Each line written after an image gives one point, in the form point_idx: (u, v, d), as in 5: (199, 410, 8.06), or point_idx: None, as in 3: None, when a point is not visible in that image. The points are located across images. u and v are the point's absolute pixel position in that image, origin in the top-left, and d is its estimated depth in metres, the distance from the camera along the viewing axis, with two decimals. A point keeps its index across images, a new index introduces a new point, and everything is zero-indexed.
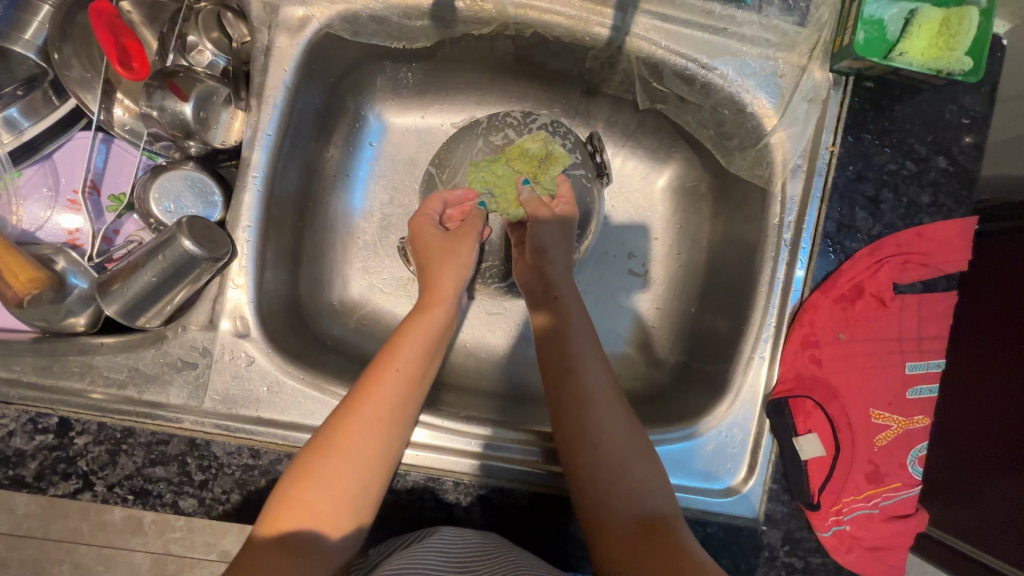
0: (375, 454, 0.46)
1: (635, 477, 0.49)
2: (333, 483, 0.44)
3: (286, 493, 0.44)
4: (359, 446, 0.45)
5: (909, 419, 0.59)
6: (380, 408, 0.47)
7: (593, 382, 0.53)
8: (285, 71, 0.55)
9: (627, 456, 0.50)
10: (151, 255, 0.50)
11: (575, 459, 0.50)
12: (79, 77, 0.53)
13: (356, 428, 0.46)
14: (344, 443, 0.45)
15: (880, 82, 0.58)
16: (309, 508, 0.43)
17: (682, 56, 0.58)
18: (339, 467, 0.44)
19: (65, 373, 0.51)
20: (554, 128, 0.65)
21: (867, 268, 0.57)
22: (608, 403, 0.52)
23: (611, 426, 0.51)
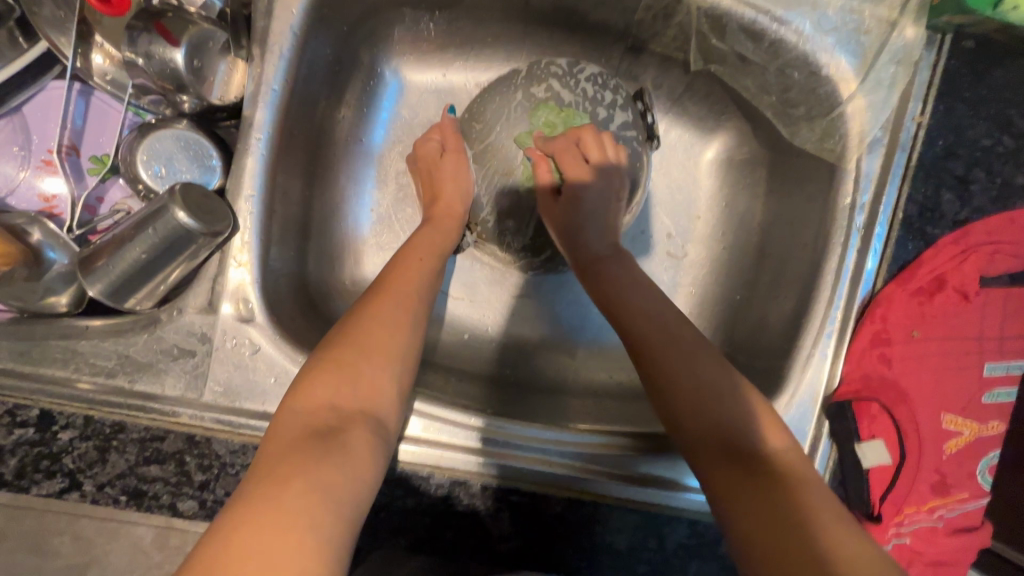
0: (404, 335, 0.42)
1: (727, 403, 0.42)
2: (364, 362, 0.39)
3: (306, 381, 0.38)
4: (387, 327, 0.42)
5: (984, 425, 0.53)
6: (401, 296, 0.45)
7: (641, 317, 0.47)
8: (292, 14, 0.47)
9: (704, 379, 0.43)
10: (140, 227, 0.43)
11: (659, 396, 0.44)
12: (50, 16, 0.45)
13: (382, 312, 0.43)
14: (371, 326, 0.42)
15: (981, 41, 0.50)
16: (328, 396, 0.37)
17: (752, 6, 0.50)
18: (369, 347, 0.40)
19: (47, 360, 0.45)
20: (602, 79, 0.57)
21: (952, 258, 0.51)
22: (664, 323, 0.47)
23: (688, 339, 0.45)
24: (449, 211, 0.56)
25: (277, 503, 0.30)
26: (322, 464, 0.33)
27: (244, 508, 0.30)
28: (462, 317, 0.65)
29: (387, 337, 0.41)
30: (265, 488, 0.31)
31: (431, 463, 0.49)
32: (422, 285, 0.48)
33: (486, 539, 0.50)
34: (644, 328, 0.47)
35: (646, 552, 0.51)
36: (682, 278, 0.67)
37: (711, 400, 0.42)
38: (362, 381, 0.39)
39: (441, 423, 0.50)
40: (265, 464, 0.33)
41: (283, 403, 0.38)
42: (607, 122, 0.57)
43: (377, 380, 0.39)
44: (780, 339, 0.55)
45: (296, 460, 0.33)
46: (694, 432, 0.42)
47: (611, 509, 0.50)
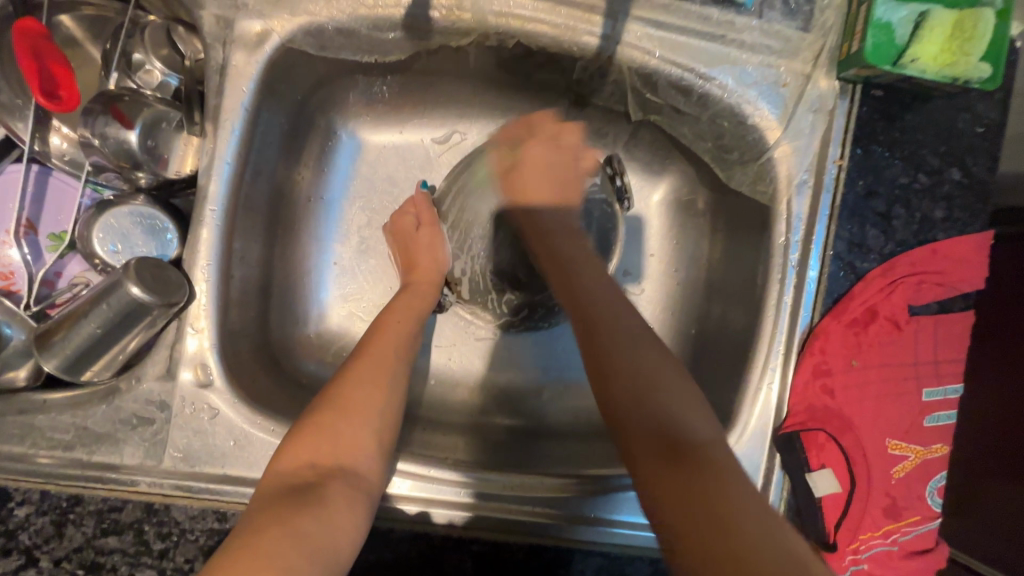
0: (382, 397, 0.45)
1: (647, 397, 0.42)
2: (345, 425, 0.43)
3: (293, 442, 0.41)
4: (364, 388, 0.45)
5: (928, 448, 0.55)
6: (382, 362, 0.47)
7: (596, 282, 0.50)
8: (243, 91, 0.50)
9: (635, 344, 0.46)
10: (95, 302, 0.44)
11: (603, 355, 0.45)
12: (7, 103, 0.47)
13: (363, 375, 0.46)
14: (349, 389, 0.45)
15: (890, 90, 0.54)
16: (306, 455, 0.41)
17: (678, 66, 0.53)
18: (348, 408, 0.43)
19: (4, 436, 0.46)
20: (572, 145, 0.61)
21: (881, 290, 0.54)
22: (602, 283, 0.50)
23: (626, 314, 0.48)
24: (427, 277, 0.58)
25: (256, 561, 0.33)
26: (300, 525, 0.36)
27: (226, 557, 0.33)
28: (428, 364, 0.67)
29: (366, 392, 0.45)
30: (246, 544, 0.34)
31: (392, 516, 0.50)
32: (404, 342, 0.51)
33: None
34: (595, 310, 0.47)
35: None
36: (641, 314, 0.69)
37: (643, 382, 0.43)
38: (338, 438, 0.42)
39: (405, 476, 0.50)
40: (247, 522, 0.36)
41: (271, 462, 0.41)
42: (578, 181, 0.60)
43: (358, 440, 0.43)
44: (729, 373, 0.58)
45: (277, 518, 0.36)
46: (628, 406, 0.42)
47: (574, 552, 0.51)
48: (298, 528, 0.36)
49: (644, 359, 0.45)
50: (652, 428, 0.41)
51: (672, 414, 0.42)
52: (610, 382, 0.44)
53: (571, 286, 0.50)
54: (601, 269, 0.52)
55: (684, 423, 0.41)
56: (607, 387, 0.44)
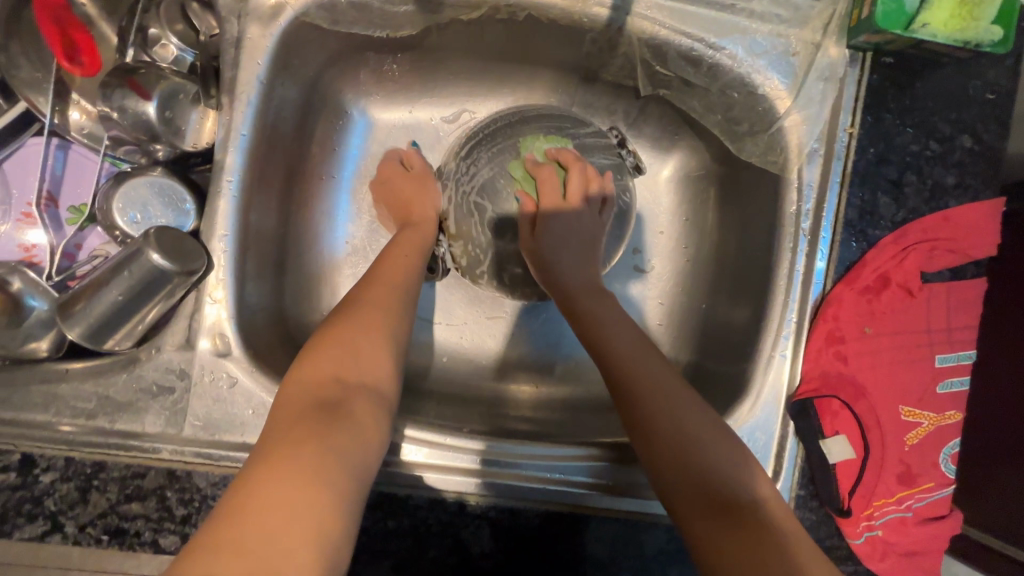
0: (389, 326, 0.47)
1: (694, 471, 0.43)
2: (357, 350, 0.43)
3: (309, 358, 0.42)
4: (377, 314, 0.47)
5: (941, 414, 0.55)
6: (386, 300, 0.49)
7: (628, 336, 0.51)
8: (258, 64, 0.50)
9: (670, 388, 0.47)
10: (116, 270, 0.45)
11: (634, 405, 0.46)
12: (29, 78, 0.47)
13: (363, 311, 0.47)
14: (364, 314, 0.47)
15: (900, 57, 0.54)
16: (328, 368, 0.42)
17: (688, 36, 0.54)
18: (365, 327, 0.45)
19: (27, 405, 0.46)
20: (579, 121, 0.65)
21: (893, 256, 0.54)
22: (620, 323, 0.53)
23: (655, 371, 0.48)
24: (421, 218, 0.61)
25: (297, 464, 0.34)
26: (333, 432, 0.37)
27: (259, 466, 0.34)
28: (441, 342, 0.68)
29: (378, 316, 0.47)
30: (280, 453, 0.35)
31: (407, 484, 0.50)
32: (406, 282, 0.52)
33: (467, 557, 0.50)
34: (636, 376, 0.48)
35: (627, 560, 0.52)
36: (649, 290, 0.70)
37: (693, 438, 0.44)
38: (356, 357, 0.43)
39: (426, 446, 0.50)
40: (274, 434, 0.37)
41: (283, 387, 0.41)
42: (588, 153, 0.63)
43: (379, 360, 0.44)
44: (739, 343, 0.58)
45: (307, 430, 0.36)
46: (659, 440, 0.44)
47: (590, 518, 0.52)
48: (331, 436, 0.37)
49: (684, 412, 0.45)
50: (699, 488, 0.42)
51: (718, 460, 0.43)
52: (671, 479, 0.43)
53: (620, 363, 0.49)
54: (630, 321, 0.54)
55: (740, 475, 0.42)
56: (647, 432, 0.45)
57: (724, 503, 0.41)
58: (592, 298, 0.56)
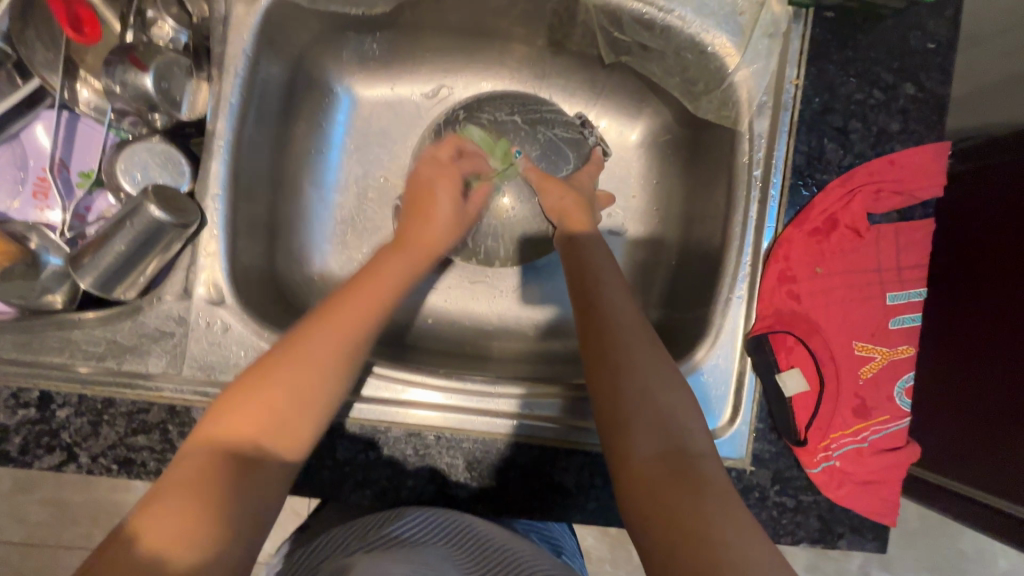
0: (336, 367, 0.43)
1: (646, 430, 0.43)
2: (292, 386, 0.41)
3: (268, 358, 0.42)
4: (359, 311, 0.46)
5: (894, 349, 0.58)
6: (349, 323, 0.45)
7: (624, 303, 0.52)
8: (245, 40, 0.55)
9: (631, 345, 0.48)
10: (119, 224, 0.50)
11: (596, 364, 0.48)
12: (44, 60, 0.53)
13: (317, 340, 0.43)
14: (341, 308, 0.46)
15: (840, 12, 0.58)
16: (281, 366, 0.41)
17: (639, 0, 0.58)
18: (335, 324, 0.44)
19: (45, 348, 0.52)
20: (534, 106, 0.68)
21: (839, 199, 0.57)
22: (614, 284, 0.54)
23: (637, 350, 0.48)
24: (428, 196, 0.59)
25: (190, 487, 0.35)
26: (230, 475, 0.37)
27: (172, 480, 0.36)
28: (427, 305, 0.73)
29: (354, 313, 0.46)
30: (180, 477, 0.36)
31: (388, 418, 0.55)
32: (378, 301, 0.48)
33: (443, 486, 0.55)
34: (610, 337, 0.49)
35: (593, 490, 0.55)
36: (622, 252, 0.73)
37: (651, 393, 0.45)
38: (315, 361, 0.42)
39: (445, 390, 0.56)
40: (205, 437, 0.38)
41: (206, 417, 0.40)
42: (550, 126, 0.67)
43: (331, 360, 0.43)
44: (702, 289, 0.62)
45: (209, 473, 0.36)
46: (605, 399, 0.46)
47: (558, 451, 0.55)
48: (227, 479, 0.36)
49: (643, 366, 0.47)
50: (654, 456, 0.42)
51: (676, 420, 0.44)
52: (625, 437, 0.43)
53: (601, 331, 0.49)
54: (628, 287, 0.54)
55: (687, 437, 0.43)
56: (614, 388, 0.46)
57: (686, 471, 0.41)
58: (604, 266, 0.55)
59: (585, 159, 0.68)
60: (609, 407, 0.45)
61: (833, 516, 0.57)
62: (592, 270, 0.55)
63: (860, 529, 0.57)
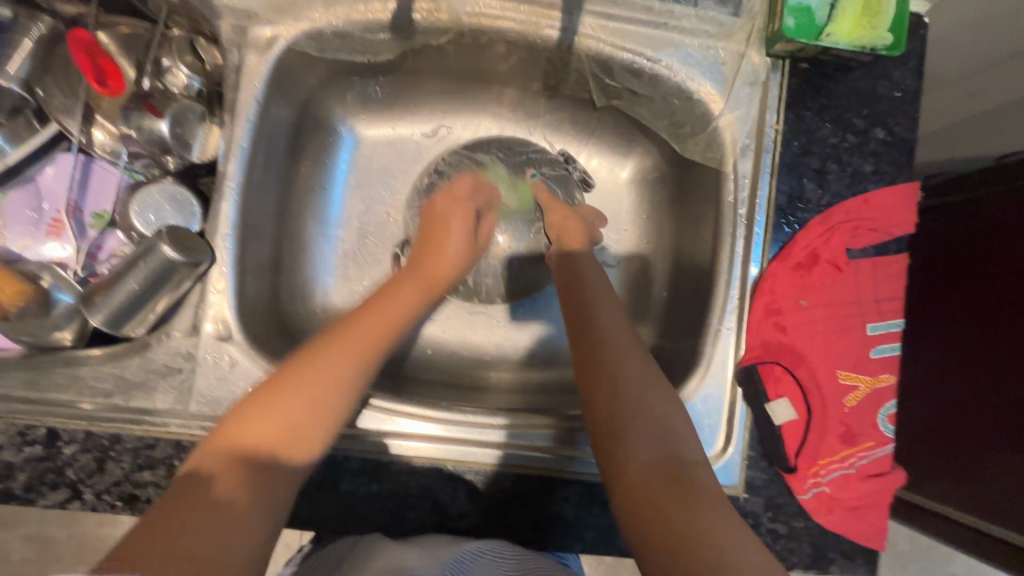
0: (350, 369, 0.47)
1: (645, 434, 0.45)
2: (313, 413, 0.43)
3: (285, 373, 0.45)
4: (374, 324, 0.51)
5: (876, 378, 0.61)
6: (365, 340, 0.49)
7: (614, 317, 0.55)
8: (256, 87, 0.58)
9: (622, 355, 0.51)
10: (132, 264, 0.51)
11: (592, 373, 0.50)
12: (61, 105, 0.55)
13: (350, 338, 0.48)
14: (354, 325, 0.50)
15: (814, 63, 0.62)
16: (306, 375, 0.45)
17: (628, 51, 0.62)
18: (348, 338, 0.48)
19: (52, 386, 0.53)
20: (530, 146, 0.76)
21: (820, 236, 0.61)
22: (606, 300, 0.56)
23: (626, 361, 0.50)
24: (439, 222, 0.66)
25: (223, 492, 0.38)
26: (258, 489, 0.39)
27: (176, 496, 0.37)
28: (425, 335, 0.74)
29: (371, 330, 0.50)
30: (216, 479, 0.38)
31: (392, 451, 0.56)
32: (386, 333, 0.51)
33: (446, 517, 0.56)
34: (601, 347, 0.52)
35: (592, 519, 0.57)
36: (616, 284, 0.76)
37: (639, 400, 0.47)
38: (343, 368, 0.46)
39: (441, 421, 0.58)
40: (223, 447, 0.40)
41: (219, 425, 0.42)
42: (538, 165, 0.75)
43: (348, 374, 0.46)
44: (693, 320, 0.65)
45: (238, 474, 0.39)
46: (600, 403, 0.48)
47: (557, 481, 0.57)
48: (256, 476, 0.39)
49: (631, 375, 0.49)
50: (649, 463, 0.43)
51: (667, 430, 0.46)
52: (625, 440, 0.45)
53: (597, 345, 0.52)
54: (618, 303, 0.57)
55: (678, 446, 0.45)
56: (600, 397, 0.48)
57: (680, 478, 0.42)
58: (599, 284, 0.58)
59: (571, 194, 0.76)
60: (606, 419, 0.47)
61: (825, 542, 0.59)
62: (587, 286, 0.58)
63: (851, 554, 0.59)
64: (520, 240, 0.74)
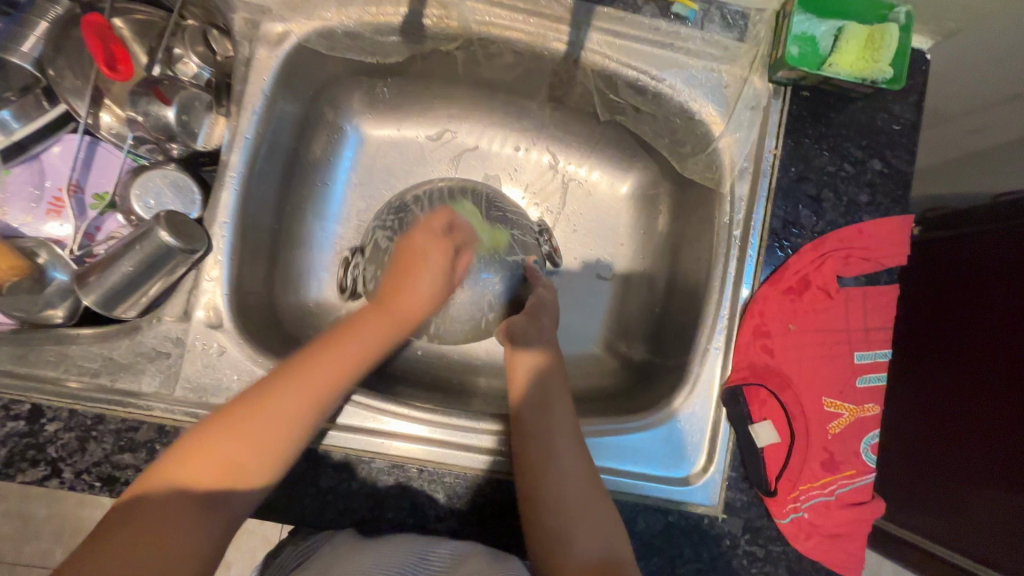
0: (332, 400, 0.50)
1: (587, 533, 0.51)
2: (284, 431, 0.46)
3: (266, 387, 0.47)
4: (362, 338, 0.53)
5: (861, 407, 0.61)
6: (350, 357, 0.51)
7: (563, 409, 0.57)
8: (264, 80, 0.59)
9: (567, 459, 0.54)
10: (129, 247, 0.52)
11: (541, 488, 0.53)
12: (72, 87, 0.56)
13: (335, 355, 0.50)
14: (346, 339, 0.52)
15: (816, 91, 0.63)
16: (284, 394, 0.47)
17: (634, 69, 0.62)
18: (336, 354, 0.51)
19: (41, 362, 0.53)
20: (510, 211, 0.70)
21: (812, 261, 0.61)
22: (557, 389, 0.58)
23: (564, 442, 0.55)
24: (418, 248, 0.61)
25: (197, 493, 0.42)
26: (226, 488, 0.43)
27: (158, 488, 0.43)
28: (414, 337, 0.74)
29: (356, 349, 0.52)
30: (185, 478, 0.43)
31: (373, 450, 0.56)
32: (372, 345, 0.54)
33: (422, 519, 0.55)
34: (543, 459, 0.53)
35: None
36: (609, 297, 0.77)
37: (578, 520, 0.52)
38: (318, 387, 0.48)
39: (430, 424, 0.58)
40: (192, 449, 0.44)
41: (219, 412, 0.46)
42: (510, 226, 0.67)
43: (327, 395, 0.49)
44: (682, 338, 0.65)
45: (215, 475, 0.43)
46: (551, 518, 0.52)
47: None
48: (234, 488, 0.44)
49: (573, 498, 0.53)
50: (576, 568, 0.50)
51: (598, 539, 0.51)
52: (568, 544, 0.51)
53: (541, 423, 0.55)
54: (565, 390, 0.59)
55: (603, 548, 0.51)
56: (546, 520, 0.52)
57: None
58: (547, 366, 0.60)
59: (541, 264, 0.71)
60: (553, 534, 0.51)
61: (801, 568, 0.58)
62: (542, 370, 0.60)
63: None
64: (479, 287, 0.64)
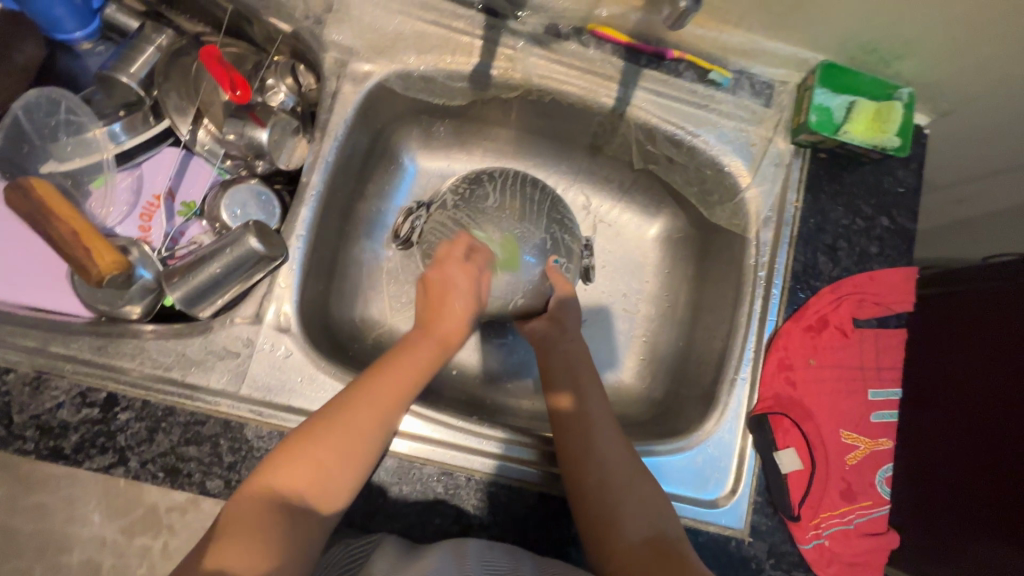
0: (372, 440, 0.51)
1: (634, 515, 0.54)
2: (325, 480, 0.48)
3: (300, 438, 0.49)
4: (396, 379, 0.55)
5: (875, 440, 0.66)
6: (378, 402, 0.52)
7: (598, 405, 0.62)
8: (347, 112, 0.66)
9: (607, 450, 0.57)
10: (221, 250, 0.56)
11: (582, 476, 0.56)
12: (176, 105, 0.62)
13: (368, 397, 0.52)
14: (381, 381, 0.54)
15: (831, 154, 0.71)
16: (319, 451, 0.48)
17: (672, 124, 0.70)
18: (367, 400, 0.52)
19: (118, 353, 0.56)
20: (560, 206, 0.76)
21: (830, 302, 0.67)
22: (593, 388, 0.64)
23: (604, 438, 0.59)
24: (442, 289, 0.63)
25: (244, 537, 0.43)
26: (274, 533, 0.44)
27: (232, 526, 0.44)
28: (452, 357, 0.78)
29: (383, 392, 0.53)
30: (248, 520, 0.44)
31: (423, 456, 0.59)
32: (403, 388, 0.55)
33: (467, 527, 0.57)
34: (580, 448, 0.58)
35: None
36: (635, 329, 0.82)
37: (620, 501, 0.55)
38: (353, 436, 0.50)
39: (480, 437, 0.62)
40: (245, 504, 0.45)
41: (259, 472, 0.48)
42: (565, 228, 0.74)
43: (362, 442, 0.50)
44: (708, 369, 0.70)
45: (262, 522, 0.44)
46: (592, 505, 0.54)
47: None
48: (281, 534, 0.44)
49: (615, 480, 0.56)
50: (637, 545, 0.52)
51: (648, 519, 0.54)
52: (617, 527, 0.53)
53: (577, 420, 0.60)
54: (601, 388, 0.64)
55: (660, 526, 0.54)
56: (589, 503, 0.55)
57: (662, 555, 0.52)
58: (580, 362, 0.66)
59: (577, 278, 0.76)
60: (601, 514, 0.54)
61: None
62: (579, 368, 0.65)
63: None
64: (524, 270, 0.70)
